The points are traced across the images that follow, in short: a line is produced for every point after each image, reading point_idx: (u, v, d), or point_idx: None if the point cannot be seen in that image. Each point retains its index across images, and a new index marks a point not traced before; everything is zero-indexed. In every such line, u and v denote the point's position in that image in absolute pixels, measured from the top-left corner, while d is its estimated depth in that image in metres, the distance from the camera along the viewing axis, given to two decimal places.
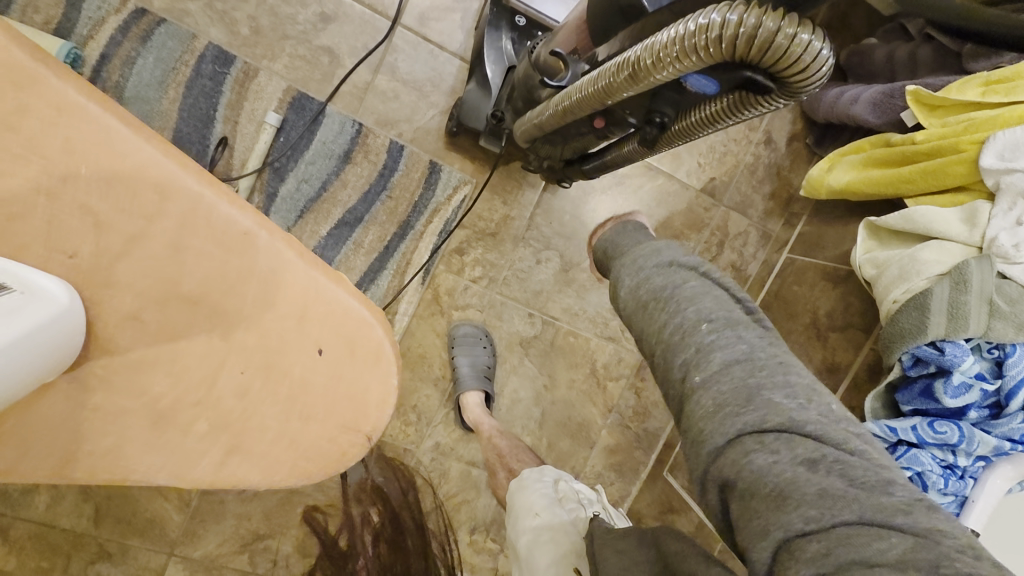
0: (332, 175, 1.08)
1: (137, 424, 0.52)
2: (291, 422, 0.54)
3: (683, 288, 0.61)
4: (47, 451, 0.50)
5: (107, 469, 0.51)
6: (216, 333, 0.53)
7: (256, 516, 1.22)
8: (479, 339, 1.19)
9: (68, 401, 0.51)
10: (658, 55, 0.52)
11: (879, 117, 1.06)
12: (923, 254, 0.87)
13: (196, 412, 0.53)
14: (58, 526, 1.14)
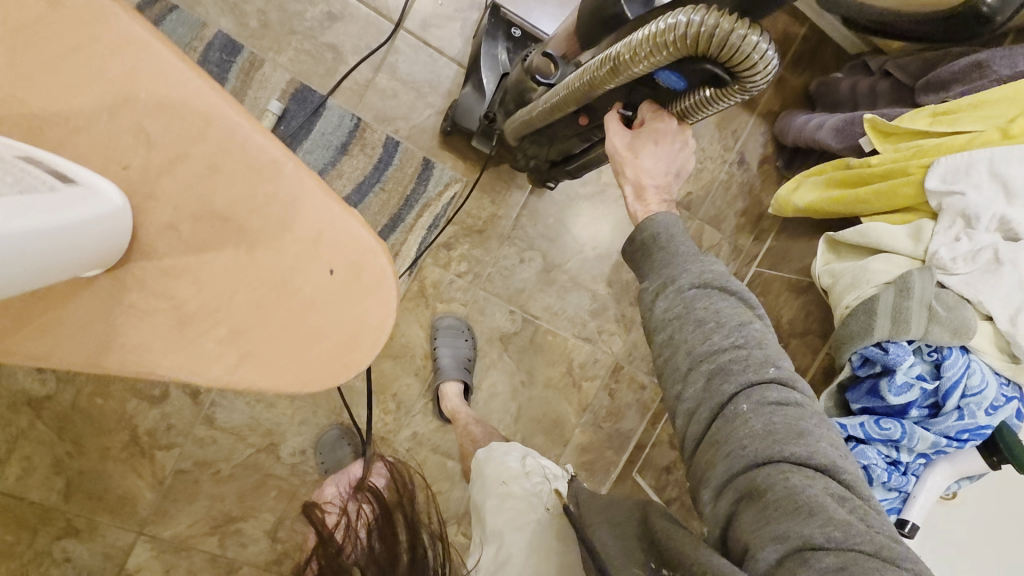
0: (329, 164, 1.13)
1: (156, 328, 0.46)
2: (291, 345, 0.46)
3: (748, 327, 0.58)
4: (83, 343, 0.46)
5: (131, 364, 0.46)
6: (234, 251, 0.46)
7: (229, 497, 1.23)
8: (461, 332, 1.25)
9: (100, 299, 0.46)
10: (632, 51, 0.58)
11: (840, 142, 1.16)
12: (873, 265, 0.95)
13: (208, 331, 0.46)
14: (27, 498, 1.13)
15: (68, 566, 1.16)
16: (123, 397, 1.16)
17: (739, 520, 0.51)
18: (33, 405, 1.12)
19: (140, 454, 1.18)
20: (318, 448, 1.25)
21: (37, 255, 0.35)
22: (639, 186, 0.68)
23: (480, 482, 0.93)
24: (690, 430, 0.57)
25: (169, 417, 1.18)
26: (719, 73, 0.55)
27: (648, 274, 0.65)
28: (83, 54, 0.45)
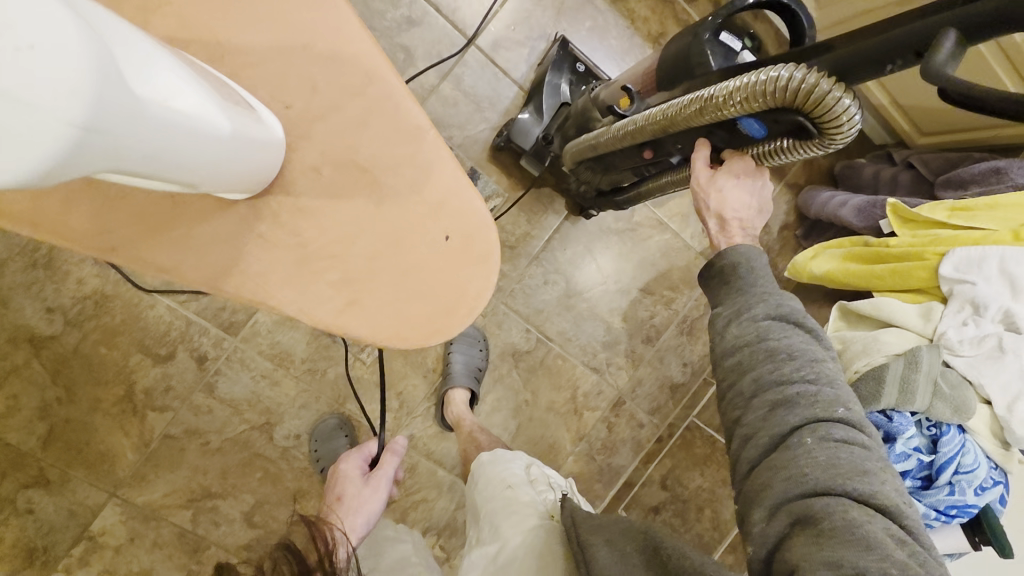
0: None
1: (278, 261, 0.52)
2: (395, 298, 0.54)
3: (819, 364, 0.63)
4: (204, 263, 0.51)
5: (251, 292, 0.52)
6: (370, 203, 0.54)
7: (212, 472, 1.19)
8: (476, 341, 1.28)
9: (235, 223, 0.52)
10: (726, 95, 0.63)
11: (862, 221, 1.24)
12: (884, 336, 1.00)
13: (329, 268, 0.53)
14: (4, 439, 1.08)
15: (30, 518, 1.11)
16: (127, 351, 1.12)
17: (791, 545, 0.54)
18: (35, 343, 1.08)
19: (131, 412, 1.14)
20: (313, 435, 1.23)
21: (246, 154, 0.44)
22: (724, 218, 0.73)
23: (484, 484, 0.93)
24: (747, 452, 0.62)
25: (169, 379, 1.15)
26: (806, 125, 0.60)
27: (725, 302, 0.71)
28: (277, 6, 0.52)
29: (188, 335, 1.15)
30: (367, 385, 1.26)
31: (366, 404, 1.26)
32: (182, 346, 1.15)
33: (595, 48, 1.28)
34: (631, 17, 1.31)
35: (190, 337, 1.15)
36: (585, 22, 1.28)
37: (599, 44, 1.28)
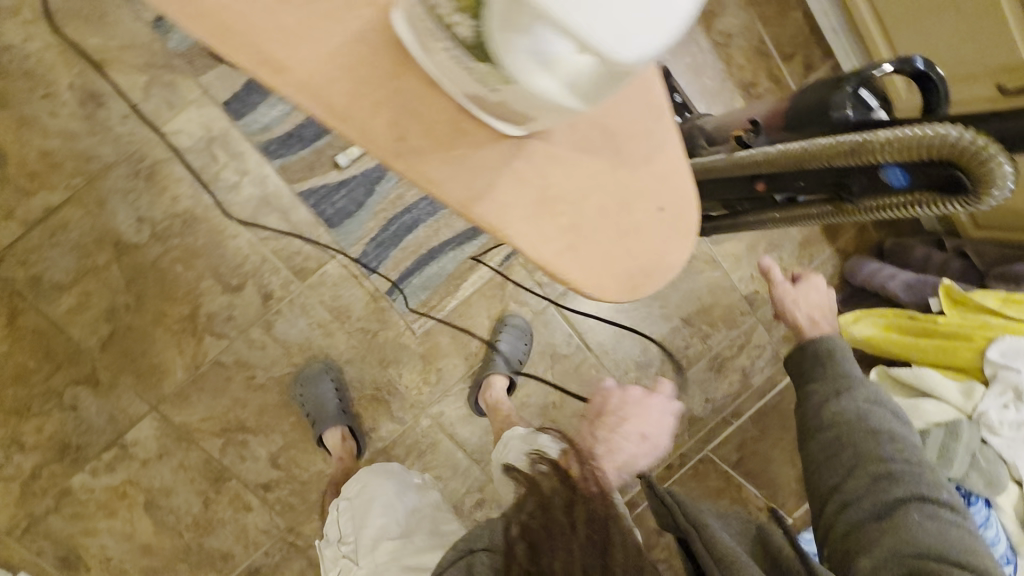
0: None
1: (518, 195, 0.51)
2: (608, 253, 0.53)
3: (914, 450, 0.81)
4: (464, 186, 0.50)
5: (489, 218, 0.50)
6: (614, 164, 0.53)
7: (250, 407, 1.23)
8: (524, 335, 1.32)
9: (498, 153, 0.51)
10: (875, 142, 0.63)
11: (909, 295, 1.31)
12: (926, 406, 1.05)
13: (568, 218, 0.52)
14: (67, 333, 1.11)
15: (70, 414, 1.14)
16: (201, 274, 1.16)
17: None
18: (119, 248, 1.11)
19: (190, 333, 1.17)
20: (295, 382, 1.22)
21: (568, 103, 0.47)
22: (802, 307, 1.01)
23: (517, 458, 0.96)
24: (845, 511, 0.79)
25: (232, 310, 1.19)
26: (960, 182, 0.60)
27: (823, 384, 0.90)
28: None
29: (260, 272, 1.18)
30: (410, 355, 1.29)
31: (406, 373, 1.30)
32: (252, 280, 1.19)
33: (689, 84, 1.34)
34: (728, 62, 1.37)
35: (261, 273, 1.19)
36: (685, 59, 1.34)
37: (693, 81, 1.35)
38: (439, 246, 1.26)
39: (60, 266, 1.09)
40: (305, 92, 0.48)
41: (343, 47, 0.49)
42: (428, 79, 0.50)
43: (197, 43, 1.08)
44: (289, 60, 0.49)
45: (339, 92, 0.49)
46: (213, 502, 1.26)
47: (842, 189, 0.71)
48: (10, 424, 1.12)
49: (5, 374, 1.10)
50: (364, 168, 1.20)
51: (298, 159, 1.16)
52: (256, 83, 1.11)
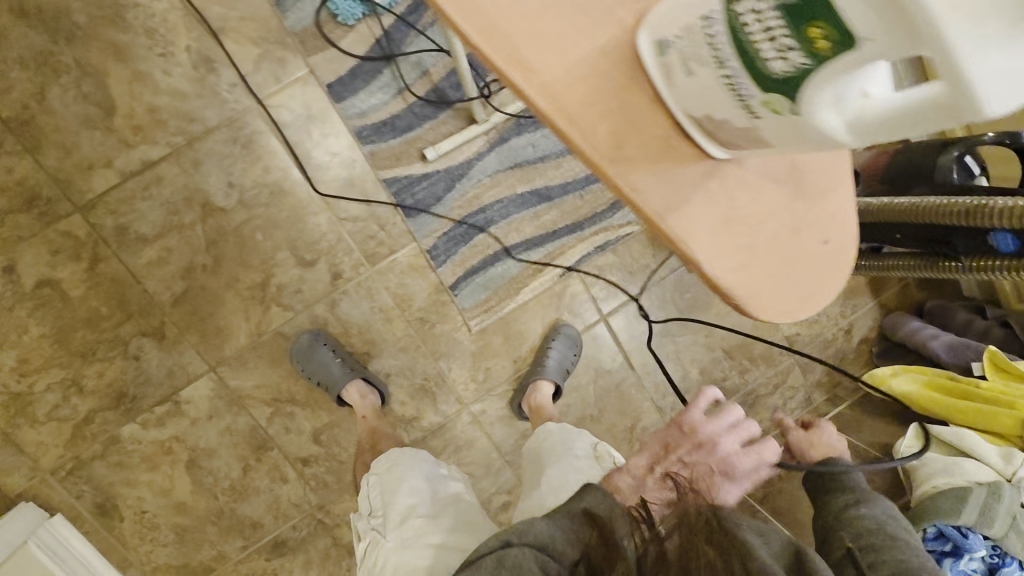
0: (554, 154, 1.28)
1: (701, 209, 0.45)
2: (775, 280, 0.48)
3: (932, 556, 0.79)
4: (661, 196, 0.44)
5: (675, 233, 0.45)
6: (802, 204, 0.47)
7: (303, 381, 1.25)
8: (574, 345, 1.34)
9: (697, 164, 0.45)
10: (976, 208, 0.68)
11: (953, 357, 1.35)
12: (967, 464, 1.08)
13: (744, 251, 0.47)
14: (143, 284, 1.14)
15: (132, 363, 1.17)
16: (278, 246, 1.19)
17: None
18: (206, 209, 1.14)
19: (259, 300, 1.20)
20: (294, 347, 1.21)
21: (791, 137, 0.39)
22: (818, 451, 0.99)
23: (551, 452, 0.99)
24: None
25: (302, 284, 1.22)
26: None
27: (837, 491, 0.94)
28: None
29: (334, 251, 1.21)
30: (463, 351, 1.32)
31: (456, 367, 1.33)
32: (326, 258, 1.22)
33: None
34: None
35: (335, 252, 1.22)
36: None
37: None
38: (506, 249, 1.29)
39: (148, 219, 1.12)
40: (520, 71, 0.41)
41: (572, 31, 0.41)
42: (655, 92, 0.42)
43: (313, 24, 1.11)
44: (510, 31, 0.41)
45: (555, 79, 0.41)
46: (251, 469, 1.27)
47: (945, 244, 0.77)
48: (73, 365, 1.14)
49: (76, 317, 1.12)
50: (448, 165, 1.23)
51: (388, 147, 1.19)
52: (361, 70, 1.15)
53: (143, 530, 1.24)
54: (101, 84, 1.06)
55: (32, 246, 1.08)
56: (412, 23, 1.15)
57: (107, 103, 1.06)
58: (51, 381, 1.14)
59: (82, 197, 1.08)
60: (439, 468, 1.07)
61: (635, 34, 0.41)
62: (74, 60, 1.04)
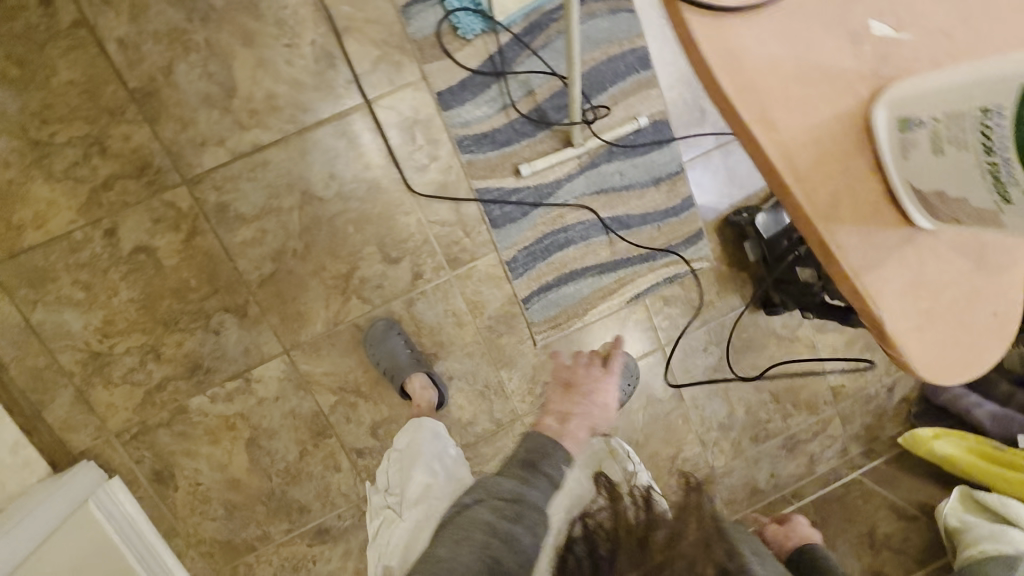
0: (640, 185, 1.31)
1: (890, 272, 0.49)
2: (943, 345, 0.51)
3: None
4: (858, 255, 0.48)
5: (865, 289, 0.49)
6: (980, 274, 0.51)
7: (369, 375, 1.28)
8: (629, 375, 1.37)
9: (893, 231, 0.49)
10: None
11: (995, 426, 1.40)
12: (1014, 533, 1.12)
13: (924, 312, 0.50)
14: (234, 262, 1.16)
15: (211, 337, 1.19)
16: (367, 240, 1.22)
17: None
18: (305, 197, 1.17)
19: (341, 291, 1.23)
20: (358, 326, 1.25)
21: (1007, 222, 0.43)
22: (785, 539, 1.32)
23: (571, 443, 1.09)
24: None
25: (384, 280, 1.24)
26: None
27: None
28: None
29: (419, 252, 1.24)
30: (525, 364, 1.35)
31: (517, 379, 1.35)
32: (410, 258, 1.25)
33: None
34: None
35: (420, 253, 1.25)
36: None
37: None
38: (579, 270, 1.33)
39: (249, 200, 1.15)
40: (765, 128, 0.45)
41: (815, 96, 0.46)
42: (876, 159, 0.47)
43: (433, 33, 1.15)
44: (762, 90, 0.45)
45: (793, 138, 0.46)
46: (307, 454, 1.28)
47: None
48: (154, 332, 1.16)
49: (165, 286, 1.14)
50: (538, 182, 1.26)
51: (485, 159, 1.22)
52: (472, 83, 1.18)
53: (194, 503, 1.25)
54: (225, 65, 1.08)
55: (135, 212, 1.10)
56: (526, 43, 1.18)
57: (228, 84, 1.09)
58: (131, 345, 1.15)
59: (190, 171, 1.11)
60: (455, 443, 1.10)
61: (870, 105, 0.46)
62: (204, 39, 1.06)
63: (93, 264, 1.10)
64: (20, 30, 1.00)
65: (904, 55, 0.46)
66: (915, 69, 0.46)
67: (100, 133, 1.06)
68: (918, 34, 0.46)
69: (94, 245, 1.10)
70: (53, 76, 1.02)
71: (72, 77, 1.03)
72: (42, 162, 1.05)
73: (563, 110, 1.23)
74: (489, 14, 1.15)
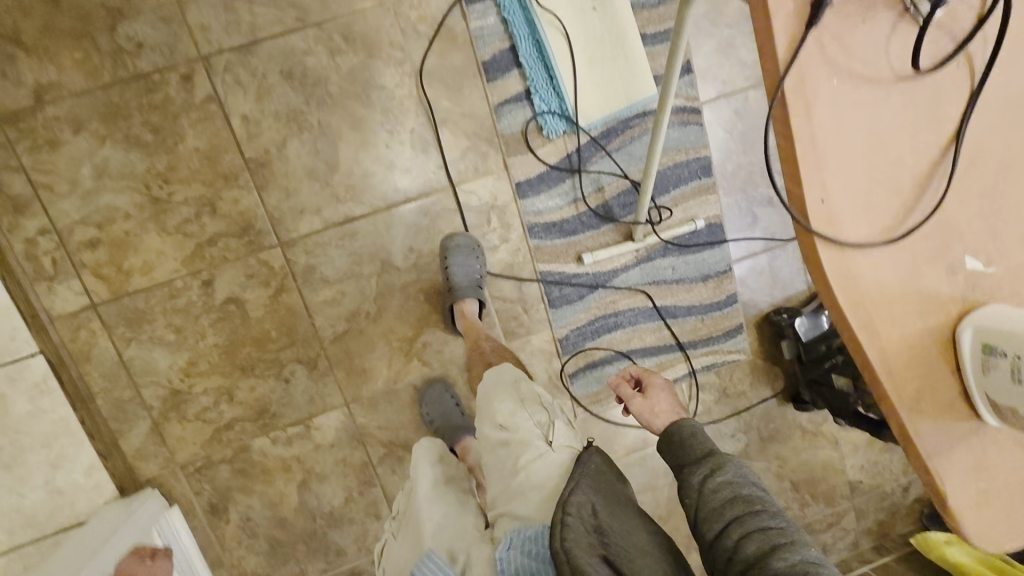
0: (690, 279, 1.41)
1: (959, 454, 0.59)
2: (1003, 522, 0.59)
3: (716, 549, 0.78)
4: (932, 439, 0.58)
5: (935, 467, 0.58)
6: None
7: (418, 432, 1.34)
8: (473, 251, 1.25)
9: (964, 421, 0.59)
10: None
11: None
12: None
13: (985, 491, 0.59)
14: (312, 319, 1.25)
15: (281, 384, 1.27)
16: (434, 308, 1.31)
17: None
18: (384, 265, 1.26)
19: (405, 352, 1.31)
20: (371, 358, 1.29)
21: None
22: None
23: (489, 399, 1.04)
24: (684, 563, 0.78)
25: (445, 346, 1.33)
26: None
27: None
28: None
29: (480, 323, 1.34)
30: None
31: None
32: None
33: None
34: None
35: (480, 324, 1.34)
36: None
37: None
38: (624, 351, 1.41)
39: (334, 264, 1.24)
40: (871, 336, 0.56)
41: (913, 314, 0.57)
42: (957, 363, 0.58)
43: (520, 131, 1.25)
44: (871, 306, 0.56)
45: (889, 343, 0.56)
46: (352, 501, 1.34)
47: None
48: (231, 376, 1.24)
49: (248, 335, 1.23)
50: (597, 270, 1.36)
51: (552, 246, 1.32)
52: (549, 176, 1.28)
53: (242, 538, 1.31)
54: (332, 145, 1.19)
55: (232, 267, 1.20)
56: (603, 145, 1.28)
57: (333, 160, 1.20)
58: (209, 386, 1.23)
59: (286, 235, 1.21)
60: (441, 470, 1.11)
61: (956, 323, 0.57)
62: (318, 120, 1.18)
63: (186, 310, 1.20)
64: (158, 101, 1.11)
65: (986, 287, 0.57)
66: (994, 299, 0.57)
67: (214, 195, 1.17)
68: (1002, 270, 0.58)
69: (191, 293, 1.19)
70: (181, 143, 1.14)
71: (197, 145, 1.14)
72: (158, 217, 1.16)
73: (628, 207, 1.32)
74: (574, 119, 1.24)
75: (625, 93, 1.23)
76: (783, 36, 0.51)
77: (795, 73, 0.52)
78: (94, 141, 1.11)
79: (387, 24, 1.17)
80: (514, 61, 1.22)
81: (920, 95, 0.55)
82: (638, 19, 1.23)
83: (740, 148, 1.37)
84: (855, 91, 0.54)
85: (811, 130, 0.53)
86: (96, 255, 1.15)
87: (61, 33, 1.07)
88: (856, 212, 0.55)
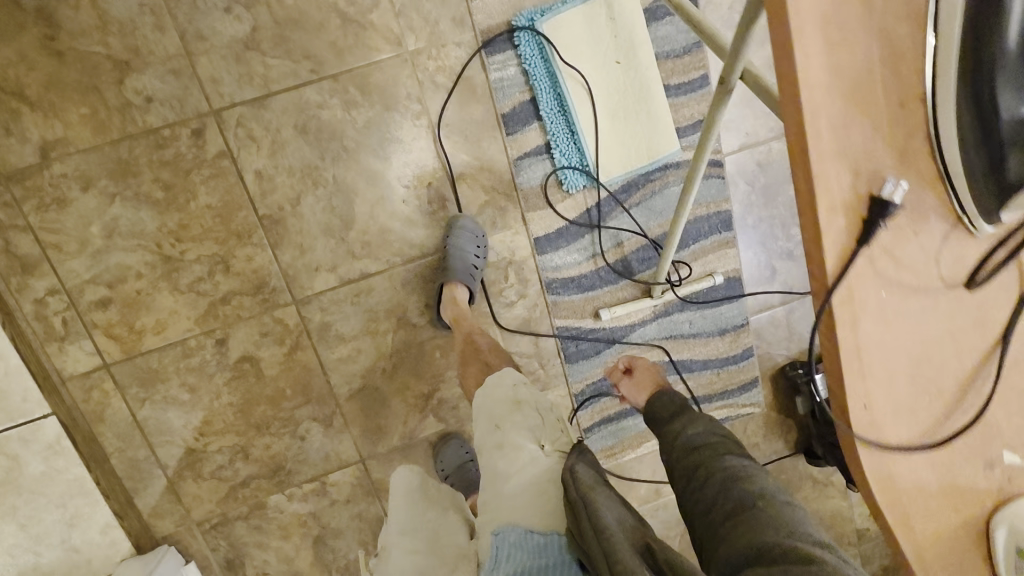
0: (707, 334, 1.33)
1: None
2: None
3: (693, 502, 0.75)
4: None
5: None
6: None
7: None
8: (476, 235, 1.16)
9: None
10: None
11: None
12: None
13: None
14: (326, 377, 1.22)
15: (297, 442, 1.24)
16: (451, 365, 1.26)
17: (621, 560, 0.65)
18: (400, 322, 1.22)
19: (421, 409, 1.27)
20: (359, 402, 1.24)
21: None
22: None
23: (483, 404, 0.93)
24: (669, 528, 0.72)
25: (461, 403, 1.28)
26: None
27: None
28: None
29: None
30: None
31: None
32: None
33: None
34: None
35: None
36: None
37: None
38: None
39: (348, 321, 1.20)
40: (904, 535, 0.46)
41: (949, 511, 0.47)
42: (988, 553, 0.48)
43: (540, 185, 1.19)
44: (906, 505, 0.46)
45: (924, 540, 0.47)
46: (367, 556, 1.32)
47: None
48: (246, 435, 1.22)
49: (263, 394, 1.20)
50: (614, 325, 1.29)
51: (569, 301, 1.25)
52: (567, 232, 1.22)
53: None
54: (348, 202, 1.14)
55: (246, 325, 1.17)
56: (621, 201, 1.21)
57: (348, 217, 1.15)
58: (224, 444, 1.22)
59: (301, 293, 1.17)
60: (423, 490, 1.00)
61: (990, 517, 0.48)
62: (333, 176, 1.12)
63: (201, 369, 1.17)
64: (170, 157, 1.06)
65: None
66: None
67: (226, 254, 1.12)
68: None
69: (205, 352, 1.17)
70: (194, 201, 1.09)
71: (210, 202, 1.10)
72: (171, 276, 1.12)
73: (647, 263, 1.26)
74: (595, 175, 1.18)
75: (647, 150, 1.17)
76: (836, 248, 0.42)
77: (845, 285, 0.43)
78: (103, 199, 1.06)
79: (405, 75, 1.10)
80: (534, 113, 1.15)
81: (976, 299, 0.47)
82: (662, 70, 1.15)
83: (763, 202, 1.29)
84: (905, 298, 0.45)
85: (858, 342, 0.45)
86: (108, 314, 1.12)
87: (67, 86, 1.01)
88: (897, 418, 0.46)
